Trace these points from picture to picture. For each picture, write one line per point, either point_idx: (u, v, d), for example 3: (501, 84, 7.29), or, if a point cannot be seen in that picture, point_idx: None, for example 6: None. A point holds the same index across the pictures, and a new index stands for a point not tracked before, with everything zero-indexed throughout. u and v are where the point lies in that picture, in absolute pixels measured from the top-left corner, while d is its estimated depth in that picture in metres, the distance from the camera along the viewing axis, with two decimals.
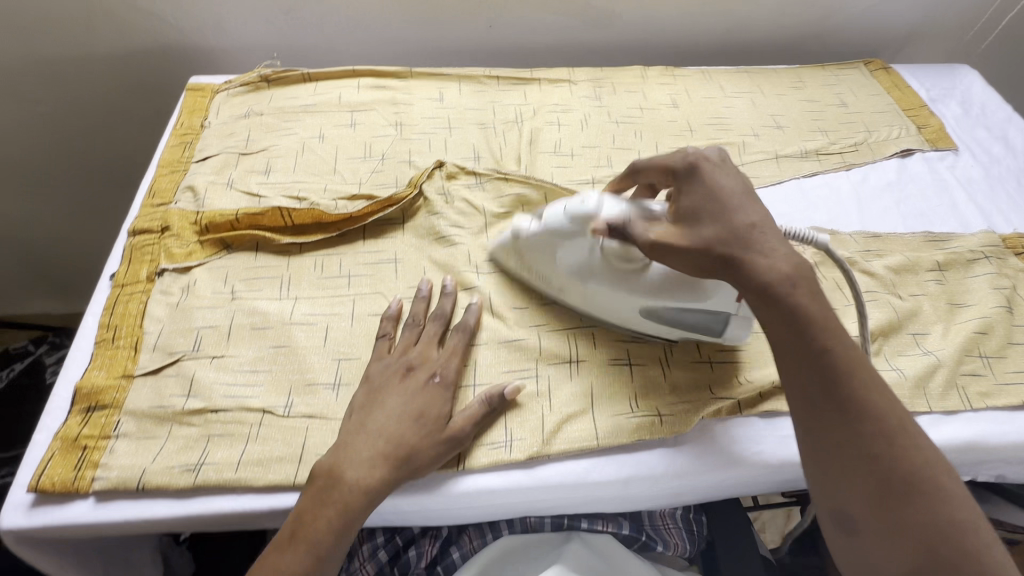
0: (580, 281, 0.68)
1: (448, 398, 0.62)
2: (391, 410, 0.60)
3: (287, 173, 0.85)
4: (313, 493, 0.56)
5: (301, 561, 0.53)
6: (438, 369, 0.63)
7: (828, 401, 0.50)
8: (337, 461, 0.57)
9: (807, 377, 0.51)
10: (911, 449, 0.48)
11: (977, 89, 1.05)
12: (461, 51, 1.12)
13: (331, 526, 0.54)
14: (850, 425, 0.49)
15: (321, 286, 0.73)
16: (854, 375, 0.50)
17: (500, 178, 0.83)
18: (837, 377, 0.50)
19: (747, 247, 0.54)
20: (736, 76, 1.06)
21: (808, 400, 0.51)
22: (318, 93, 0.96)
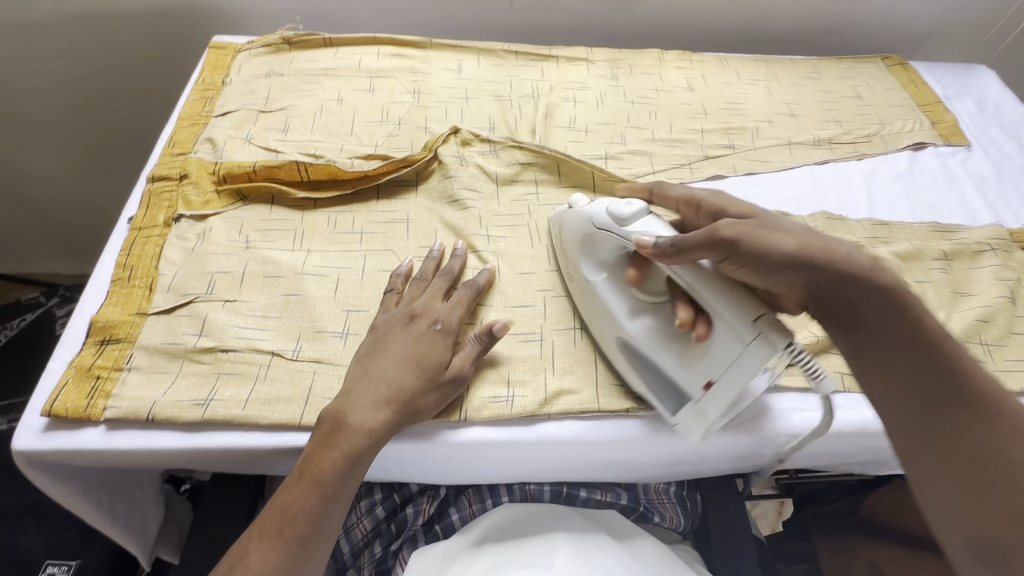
0: (593, 275, 0.66)
1: (449, 345, 0.63)
2: (395, 355, 0.61)
3: (305, 131, 0.86)
4: (323, 436, 0.57)
5: (311, 499, 0.54)
6: (441, 317, 0.64)
7: (944, 410, 0.46)
8: (343, 406, 0.58)
9: (909, 367, 0.48)
10: None
11: (993, 89, 1.05)
12: (481, 27, 1.13)
13: (339, 466, 0.55)
14: (967, 424, 0.45)
15: (334, 241, 0.74)
16: (975, 379, 0.47)
17: (515, 146, 0.84)
18: (951, 368, 0.47)
19: (832, 244, 0.54)
20: (753, 64, 1.06)
21: (916, 412, 0.47)
22: (338, 58, 0.97)
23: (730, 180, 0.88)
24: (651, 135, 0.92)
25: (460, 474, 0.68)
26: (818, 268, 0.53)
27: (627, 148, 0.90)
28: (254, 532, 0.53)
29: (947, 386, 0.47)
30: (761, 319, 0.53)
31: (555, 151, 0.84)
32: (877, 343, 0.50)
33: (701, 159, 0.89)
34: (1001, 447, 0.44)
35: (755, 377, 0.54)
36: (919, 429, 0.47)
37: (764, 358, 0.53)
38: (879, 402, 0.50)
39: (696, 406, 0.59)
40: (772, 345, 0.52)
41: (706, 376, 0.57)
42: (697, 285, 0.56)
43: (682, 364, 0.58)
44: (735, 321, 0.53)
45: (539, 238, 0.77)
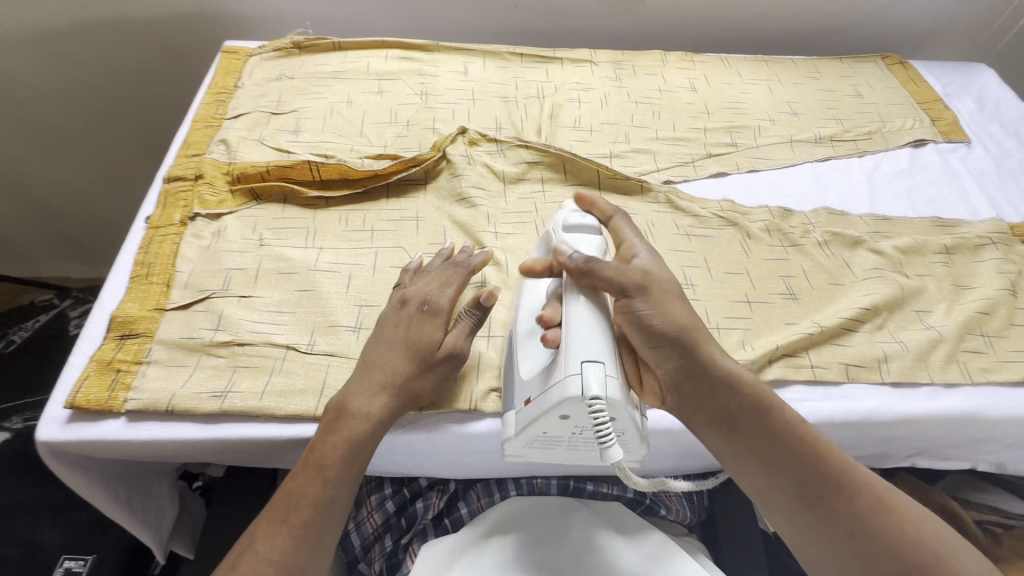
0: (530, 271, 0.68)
1: (441, 327, 0.63)
2: (390, 342, 0.62)
3: (316, 133, 0.88)
4: (324, 425, 0.58)
5: (313, 485, 0.55)
6: (431, 298, 0.64)
7: (812, 500, 0.52)
8: (344, 394, 0.59)
9: (778, 463, 0.53)
10: (896, 521, 0.50)
11: (992, 86, 1.06)
12: (486, 31, 1.15)
13: (340, 451, 0.56)
14: (829, 507, 0.52)
15: (345, 238, 0.76)
16: (828, 459, 0.53)
17: (521, 145, 0.86)
18: (806, 458, 0.53)
19: (704, 331, 0.56)
20: (754, 64, 1.08)
21: (793, 503, 0.53)
22: (347, 62, 0.99)
23: (733, 177, 0.89)
24: (655, 135, 0.94)
25: (469, 467, 0.69)
26: (687, 350, 0.54)
27: (631, 147, 0.91)
28: (263, 520, 0.54)
29: (805, 476, 0.52)
30: (592, 364, 0.51)
31: (561, 150, 0.85)
32: (746, 442, 0.54)
33: (704, 157, 0.91)
34: (863, 525, 0.50)
35: (557, 412, 0.53)
36: (799, 518, 0.53)
37: (567, 395, 0.51)
38: (761, 496, 0.55)
39: (515, 417, 0.58)
40: (579, 390, 0.50)
41: (530, 393, 0.56)
42: (571, 300, 0.56)
43: (528, 375, 0.58)
44: (571, 353, 0.52)
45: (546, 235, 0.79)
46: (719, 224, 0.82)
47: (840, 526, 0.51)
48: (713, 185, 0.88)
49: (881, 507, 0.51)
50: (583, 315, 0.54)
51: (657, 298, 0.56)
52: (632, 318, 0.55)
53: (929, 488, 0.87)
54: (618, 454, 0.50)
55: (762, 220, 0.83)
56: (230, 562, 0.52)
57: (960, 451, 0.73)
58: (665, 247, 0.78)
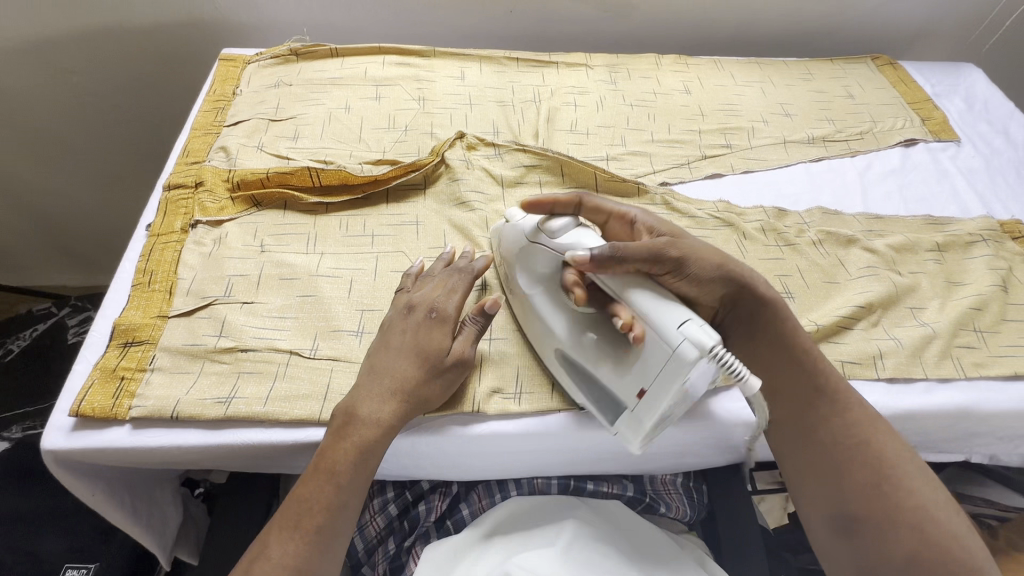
0: (531, 290, 0.67)
1: (447, 331, 0.64)
2: (398, 347, 0.63)
3: (315, 139, 0.89)
4: (334, 430, 0.59)
5: (325, 491, 0.55)
6: (437, 305, 0.65)
7: (815, 409, 0.62)
8: (352, 400, 0.60)
9: (790, 377, 0.64)
10: (882, 443, 0.59)
11: (980, 86, 1.08)
12: (481, 36, 1.16)
13: (350, 457, 0.57)
14: (828, 422, 0.61)
15: (346, 244, 0.77)
16: (835, 382, 0.63)
17: (519, 149, 0.87)
18: (814, 377, 0.63)
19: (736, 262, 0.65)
20: (747, 66, 1.09)
21: (799, 412, 0.63)
22: (344, 68, 1.00)
23: (728, 178, 0.91)
24: (650, 137, 0.95)
25: (474, 468, 0.70)
26: (729, 283, 0.63)
27: (628, 149, 0.92)
28: (274, 526, 0.55)
29: (811, 392, 0.63)
30: (689, 322, 0.54)
31: (558, 153, 0.86)
32: (768, 357, 0.65)
33: (700, 159, 0.92)
34: (853, 438, 0.60)
35: (680, 385, 0.54)
36: (798, 425, 0.63)
37: (687, 361, 0.53)
38: (773, 404, 0.65)
39: (632, 416, 0.59)
40: (698, 348, 0.52)
41: (641, 384, 0.57)
42: (628, 293, 0.58)
43: (620, 372, 0.59)
44: (663, 324, 0.55)
45: None
46: (715, 225, 0.83)
47: (830, 439, 0.61)
48: (709, 186, 0.89)
49: (870, 428, 0.60)
50: (645, 297, 0.57)
51: (689, 245, 0.63)
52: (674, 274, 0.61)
53: None
54: (757, 382, 0.53)
55: (757, 220, 0.84)
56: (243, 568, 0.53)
57: (955, 444, 0.75)
58: None
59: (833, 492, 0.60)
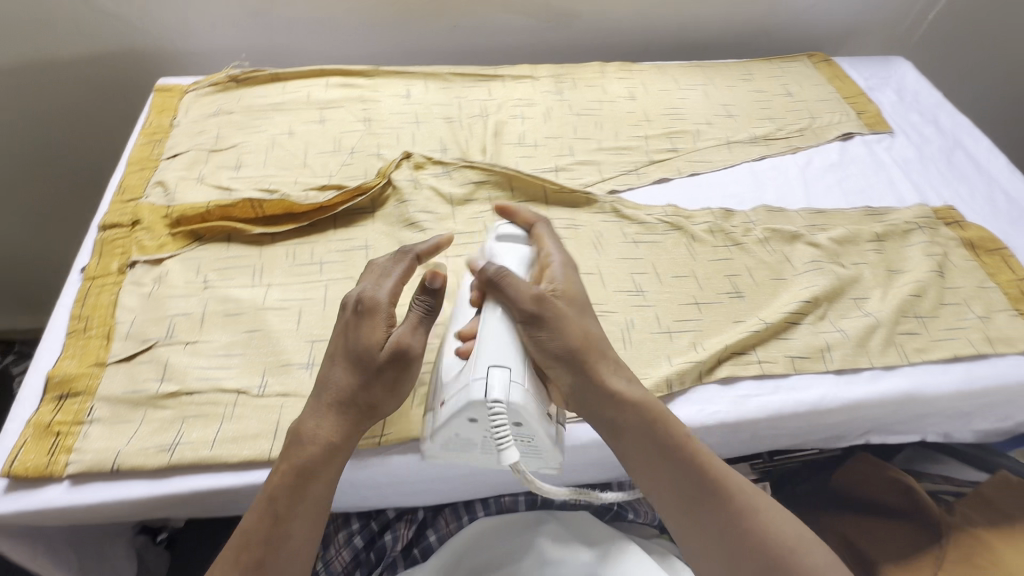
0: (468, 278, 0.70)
1: (381, 323, 0.59)
2: (334, 354, 0.59)
3: (258, 167, 0.87)
4: (284, 449, 0.57)
5: (264, 519, 0.54)
6: (371, 294, 0.61)
7: (701, 506, 0.56)
8: (297, 421, 0.58)
9: (668, 471, 0.57)
10: (762, 522, 0.56)
11: (910, 78, 1.12)
12: (427, 53, 1.16)
13: (287, 481, 0.55)
14: (714, 511, 0.56)
15: (294, 274, 0.75)
16: (712, 465, 0.58)
17: (467, 166, 0.87)
18: (693, 466, 0.57)
19: (600, 345, 0.59)
20: (689, 70, 1.12)
21: (679, 508, 0.57)
22: (287, 92, 0.99)
23: (676, 182, 0.92)
24: (598, 145, 0.96)
25: (438, 491, 0.69)
26: (589, 367, 0.57)
27: (576, 159, 0.93)
28: (228, 555, 0.54)
29: (693, 481, 0.56)
30: (497, 369, 0.55)
31: (505, 168, 0.87)
32: (638, 448, 0.57)
33: (647, 164, 0.93)
34: (738, 526, 0.55)
35: (464, 413, 0.56)
36: (675, 518, 0.57)
37: (473, 397, 0.55)
38: (651, 495, 0.59)
39: (431, 420, 0.61)
40: (483, 391, 0.54)
41: (444, 399, 0.59)
42: (487, 313, 0.59)
43: (444, 378, 0.61)
44: (481, 358, 0.56)
45: None
46: (665, 229, 0.84)
47: (721, 530, 0.56)
48: (657, 191, 0.91)
49: (752, 515, 0.56)
50: (492, 327, 0.58)
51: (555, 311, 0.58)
52: (531, 334, 0.57)
53: (883, 463, 0.90)
54: (514, 456, 0.53)
55: (706, 222, 0.85)
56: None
57: (906, 427, 0.77)
58: (614, 256, 0.80)
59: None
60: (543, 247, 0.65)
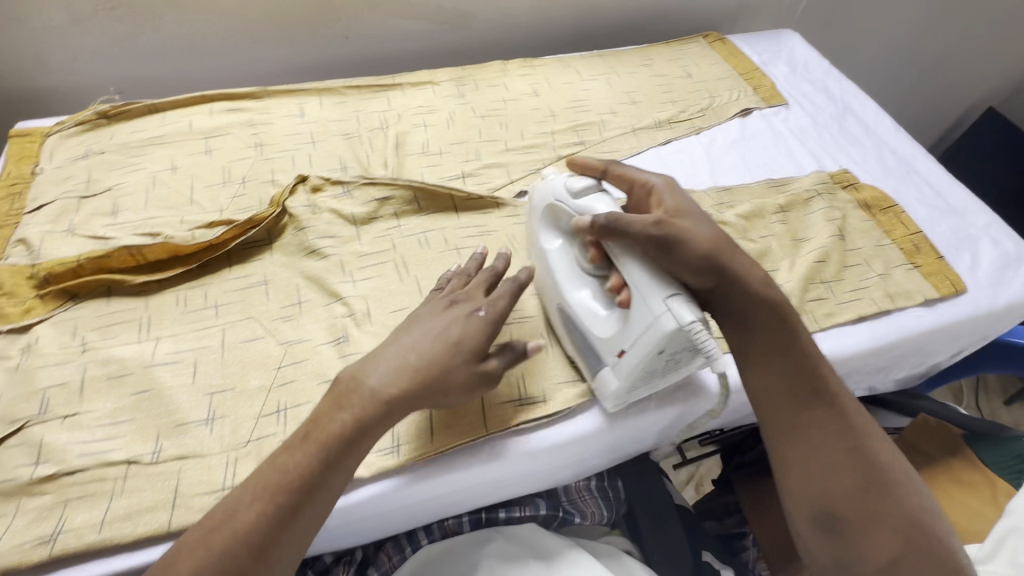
0: (550, 243, 0.68)
1: (488, 334, 0.59)
2: (431, 329, 0.58)
3: (138, 210, 0.80)
4: (332, 400, 0.54)
5: (312, 461, 0.51)
6: (483, 305, 0.60)
7: (809, 407, 0.59)
8: (361, 369, 0.56)
9: (791, 370, 0.60)
10: (871, 441, 0.58)
11: (799, 49, 1.17)
12: (321, 67, 1.10)
13: (342, 432, 0.52)
14: (829, 417, 0.58)
15: (185, 321, 0.70)
16: (833, 381, 0.60)
17: (368, 183, 0.82)
18: (817, 372, 0.60)
19: (729, 251, 0.61)
20: (591, 60, 1.11)
21: (789, 408, 0.60)
22: (165, 124, 0.91)
23: None
24: (504, 146, 0.94)
25: (367, 530, 0.67)
26: (721, 272, 0.59)
27: (483, 163, 0.91)
28: (245, 491, 0.50)
29: (814, 385, 0.59)
30: (674, 298, 0.55)
31: (409, 180, 0.83)
32: (768, 351, 0.61)
33: (555, 160, 0.92)
34: (842, 432, 0.58)
35: (654, 352, 0.57)
36: (776, 418, 0.60)
37: (665, 335, 0.55)
38: (761, 396, 0.62)
39: (613, 372, 0.63)
40: (676, 323, 0.55)
41: (619, 346, 0.61)
42: (621, 258, 0.59)
43: (606, 333, 0.62)
44: (650, 296, 0.56)
45: (407, 271, 0.76)
46: None
47: (834, 433, 0.58)
48: None
49: (860, 428, 0.58)
50: (636, 270, 0.57)
51: (679, 231, 0.59)
52: (665, 260, 0.57)
53: None
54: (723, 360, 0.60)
55: None
56: (200, 535, 0.48)
57: None
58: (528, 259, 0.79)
59: (810, 485, 0.57)
60: (636, 179, 0.65)
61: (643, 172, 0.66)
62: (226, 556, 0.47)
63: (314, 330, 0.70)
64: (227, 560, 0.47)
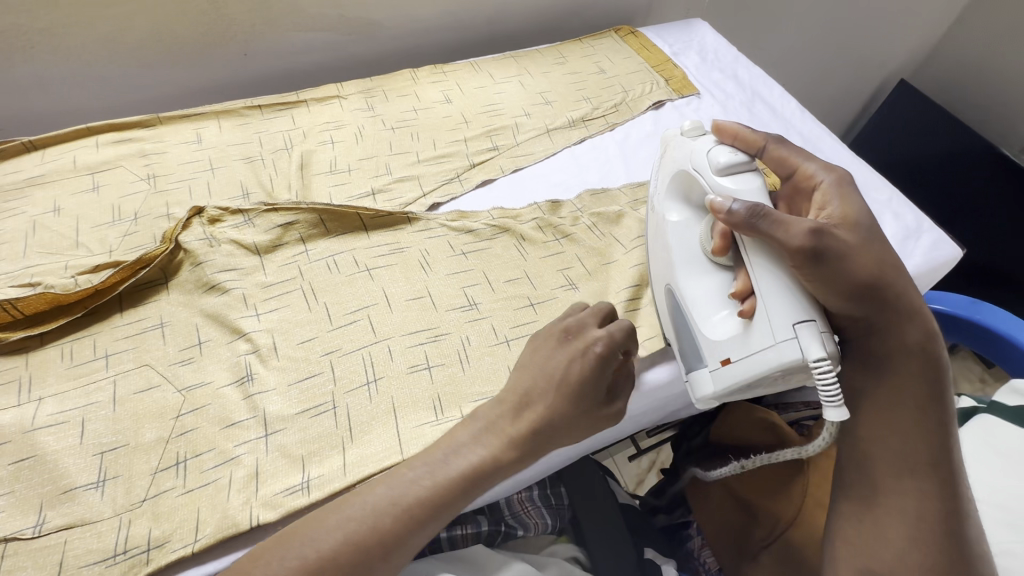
0: (672, 216, 0.71)
1: (594, 374, 0.58)
2: (545, 371, 0.59)
3: (16, 259, 0.74)
4: (472, 429, 0.57)
5: (393, 511, 0.51)
6: (599, 341, 0.59)
7: (916, 475, 0.59)
8: (484, 426, 0.57)
9: (911, 432, 0.60)
10: (961, 527, 0.57)
11: (709, 38, 1.18)
12: (222, 86, 1.05)
13: (452, 488, 0.53)
14: (928, 488, 0.58)
15: (71, 377, 0.65)
16: (949, 456, 0.59)
17: (269, 209, 0.78)
18: (941, 441, 0.59)
19: (893, 290, 0.60)
20: (503, 62, 1.10)
21: (892, 470, 0.60)
22: (46, 162, 0.85)
23: (500, 181, 0.91)
24: (416, 158, 0.91)
25: None
26: (872, 305, 0.59)
27: (394, 177, 0.88)
28: (325, 519, 0.50)
29: (930, 453, 0.59)
30: (805, 327, 0.54)
31: (314, 203, 0.80)
32: (894, 409, 0.61)
33: (469, 168, 0.91)
34: (942, 513, 0.57)
35: (767, 373, 0.57)
36: (870, 473, 0.61)
37: (788, 361, 0.54)
38: (867, 445, 0.61)
39: (710, 377, 0.63)
40: (801, 353, 0.54)
41: (727, 355, 0.61)
42: (753, 256, 0.58)
43: (715, 335, 0.62)
44: (778, 319, 0.56)
45: (315, 299, 0.73)
46: (493, 233, 0.82)
47: (926, 506, 0.58)
48: (482, 195, 0.88)
49: (961, 514, 0.58)
50: (767, 281, 0.57)
51: (836, 245, 0.56)
52: (810, 272, 0.55)
53: (753, 407, 0.91)
54: (838, 416, 0.53)
55: (532, 218, 0.84)
56: (281, 538, 0.50)
57: None
58: (443, 273, 0.77)
59: (876, 547, 0.58)
60: (801, 167, 0.66)
61: (810, 162, 0.65)
62: (360, 544, 0.49)
63: (216, 372, 0.66)
64: (338, 557, 0.48)
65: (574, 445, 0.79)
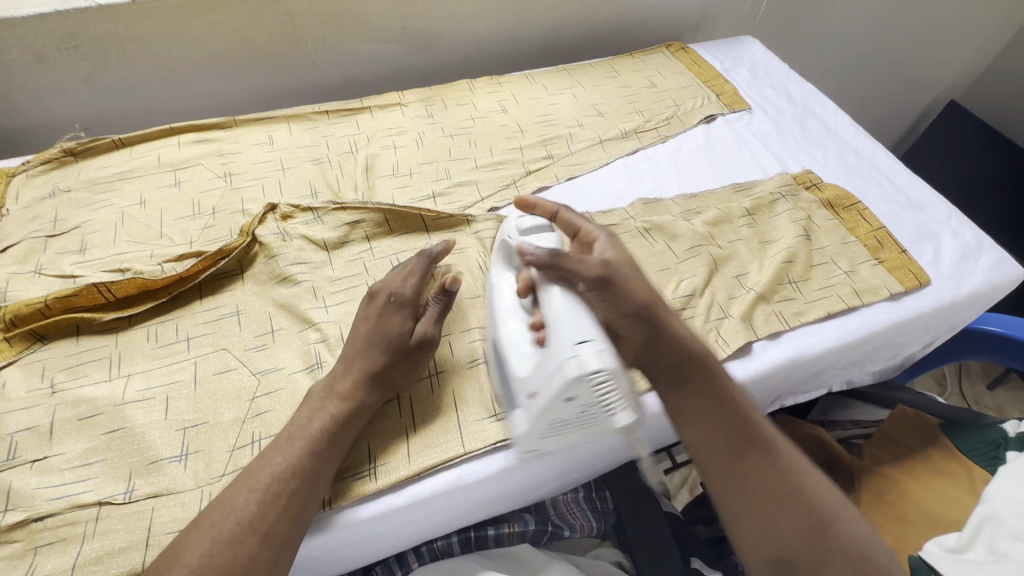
0: (499, 279, 0.70)
1: (407, 314, 0.65)
2: (358, 335, 0.65)
3: (106, 246, 0.80)
4: (309, 406, 0.61)
5: (251, 500, 0.53)
6: (392, 289, 0.66)
7: (748, 451, 0.57)
8: (326, 386, 0.62)
9: (720, 418, 0.58)
10: (805, 482, 0.56)
11: (759, 55, 1.20)
12: (290, 92, 1.11)
13: (302, 451, 0.57)
14: (761, 459, 0.57)
15: (157, 356, 0.69)
16: (760, 424, 0.59)
17: (338, 208, 0.82)
18: (744, 417, 0.59)
19: (667, 309, 0.63)
20: (557, 75, 1.13)
21: (727, 458, 0.57)
22: (134, 158, 0.91)
23: (554, 189, 0.93)
24: (474, 164, 0.95)
25: (354, 557, 0.67)
26: (646, 320, 0.61)
27: (454, 182, 0.92)
28: (193, 530, 0.52)
29: (743, 431, 0.58)
30: (585, 343, 0.56)
31: (380, 203, 0.84)
32: (695, 401, 0.59)
33: (525, 176, 0.94)
34: (783, 476, 0.56)
35: (562, 395, 0.56)
36: (715, 467, 0.57)
37: (570, 377, 0.55)
38: (697, 449, 0.59)
39: (524, 414, 0.61)
40: (580, 368, 0.54)
41: (531, 385, 0.59)
42: (550, 294, 0.60)
43: (521, 372, 0.61)
44: (563, 337, 0.56)
45: None
46: None
47: (772, 478, 0.55)
48: None
49: (798, 469, 0.56)
50: (562, 304, 0.58)
51: (621, 277, 0.62)
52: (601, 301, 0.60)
53: (799, 423, 0.92)
54: (628, 418, 0.58)
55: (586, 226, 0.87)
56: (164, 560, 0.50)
57: (808, 384, 0.81)
58: None
59: (759, 537, 0.54)
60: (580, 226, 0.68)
61: (587, 220, 0.69)
62: (235, 530, 0.51)
63: (288, 358, 0.70)
64: (211, 556, 0.50)
65: (631, 452, 0.79)
